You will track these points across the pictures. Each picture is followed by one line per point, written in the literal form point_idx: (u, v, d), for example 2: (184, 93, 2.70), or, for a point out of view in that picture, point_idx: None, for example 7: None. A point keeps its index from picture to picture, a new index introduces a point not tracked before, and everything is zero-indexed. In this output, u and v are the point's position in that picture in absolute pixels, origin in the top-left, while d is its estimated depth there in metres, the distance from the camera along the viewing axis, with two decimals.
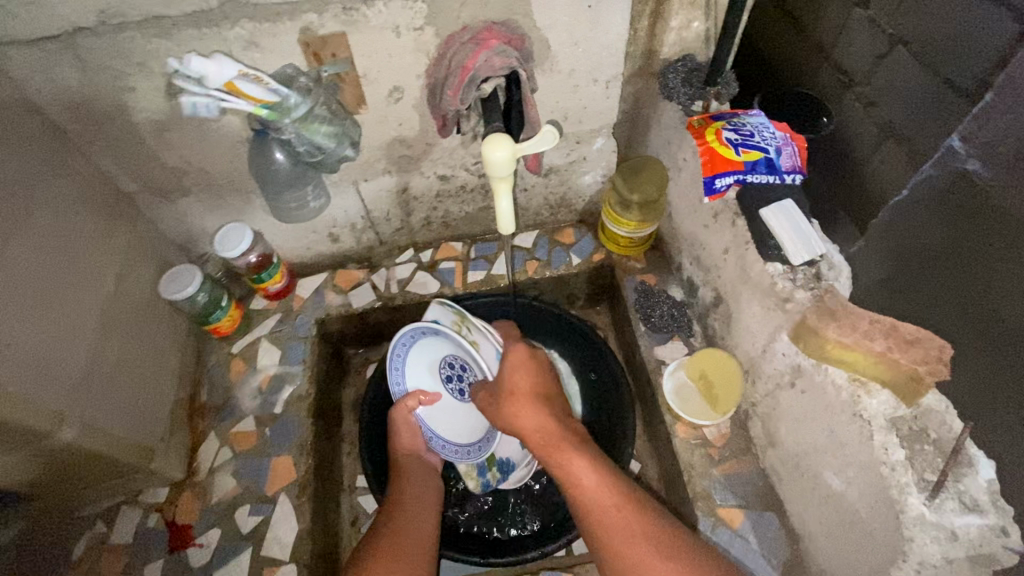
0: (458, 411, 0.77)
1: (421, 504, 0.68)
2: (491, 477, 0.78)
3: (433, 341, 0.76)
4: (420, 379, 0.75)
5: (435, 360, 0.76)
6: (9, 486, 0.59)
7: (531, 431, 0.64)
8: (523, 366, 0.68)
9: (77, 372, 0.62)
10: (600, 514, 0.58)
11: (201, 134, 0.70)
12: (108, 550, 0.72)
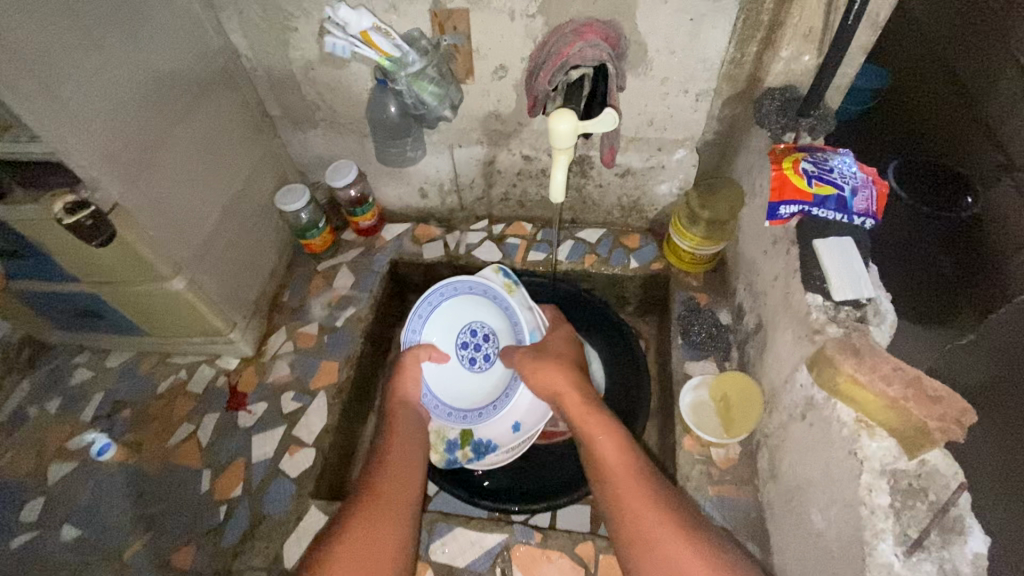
0: (461, 377, 0.84)
1: (410, 454, 0.69)
2: (460, 453, 0.81)
3: (464, 303, 0.84)
4: (437, 336, 0.83)
5: (457, 322, 0.84)
6: (132, 307, 0.77)
7: (567, 391, 0.73)
8: (564, 344, 0.81)
9: (197, 240, 0.77)
10: (620, 476, 0.62)
11: (337, 76, 0.83)
12: (183, 393, 0.87)
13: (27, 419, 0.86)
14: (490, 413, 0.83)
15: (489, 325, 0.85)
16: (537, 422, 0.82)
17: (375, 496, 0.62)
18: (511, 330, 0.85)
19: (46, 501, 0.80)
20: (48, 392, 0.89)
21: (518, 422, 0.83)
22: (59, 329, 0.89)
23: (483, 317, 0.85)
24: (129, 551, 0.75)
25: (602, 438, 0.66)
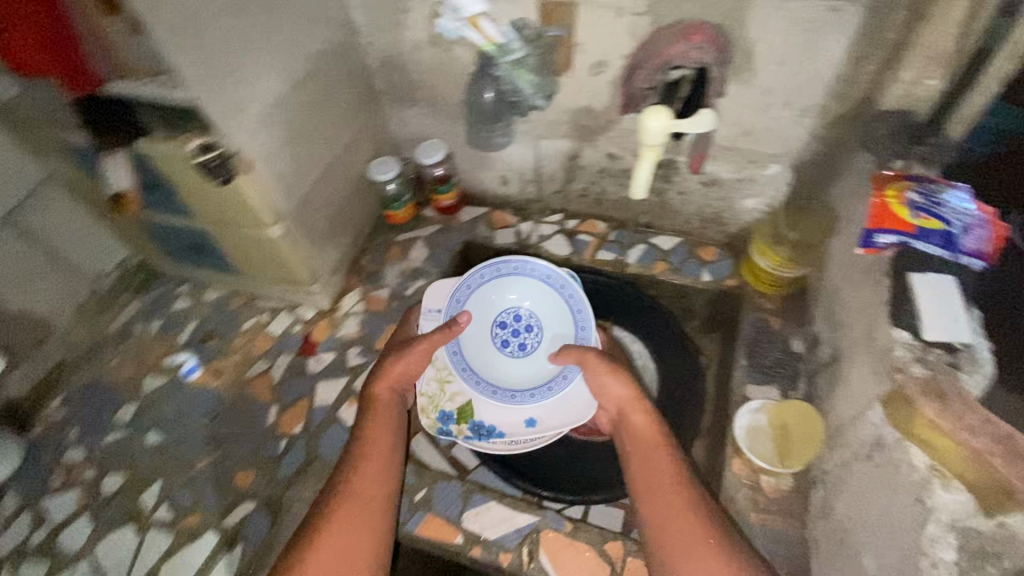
0: (490, 355, 0.85)
1: (387, 455, 0.68)
2: (456, 429, 0.80)
3: (516, 289, 0.85)
4: (478, 309, 0.85)
5: (502, 304, 0.85)
6: (235, 244, 0.86)
7: (630, 406, 0.71)
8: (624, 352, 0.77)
9: (298, 195, 0.84)
10: (675, 515, 0.61)
11: (441, 57, 0.87)
12: (263, 334, 0.96)
13: (135, 335, 0.98)
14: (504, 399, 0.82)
15: (535, 317, 0.86)
16: (551, 425, 0.80)
17: (348, 499, 0.64)
18: (556, 328, 0.85)
19: (138, 407, 0.90)
20: (152, 313, 1.00)
21: (532, 418, 0.81)
22: (169, 259, 1.00)
23: (531, 308, 0.86)
24: (199, 463, 0.83)
25: (660, 466, 0.65)
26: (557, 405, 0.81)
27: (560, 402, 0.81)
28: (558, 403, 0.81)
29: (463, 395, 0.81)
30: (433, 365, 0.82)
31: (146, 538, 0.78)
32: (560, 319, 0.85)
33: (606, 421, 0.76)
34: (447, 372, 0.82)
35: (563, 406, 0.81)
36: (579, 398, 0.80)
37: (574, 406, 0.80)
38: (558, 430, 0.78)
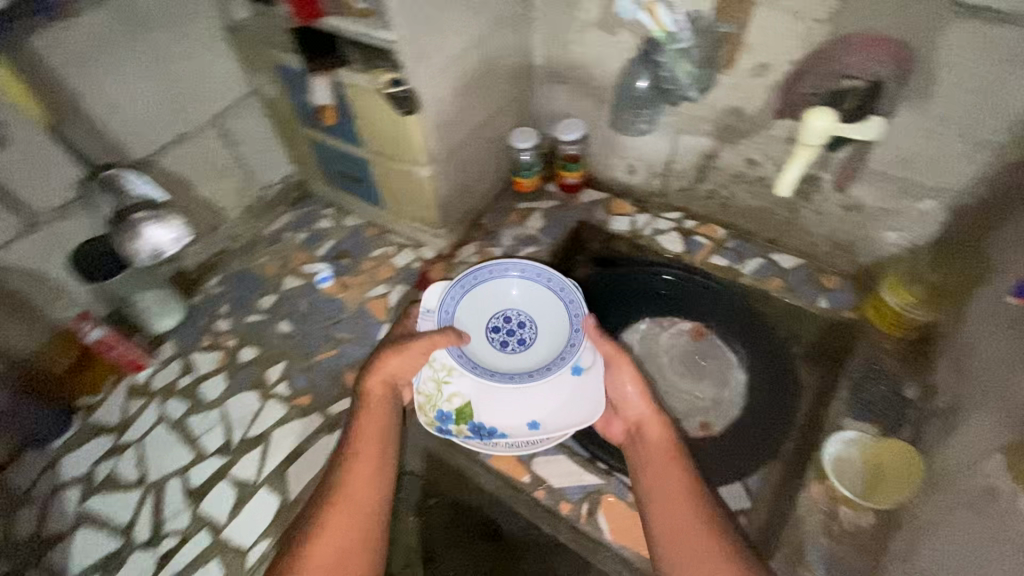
0: (487, 357, 0.87)
1: (376, 453, 0.71)
2: (455, 429, 0.81)
3: (507, 288, 0.90)
4: (471, 312, 0.88)
5: (494, 304, 0.89)
6: (388, 176, 0.97)
7: (649, 420, 0.74)
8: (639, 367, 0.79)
9: (451, 142, 0.93)
10: (684, 527, 0.64)
11: (605, 39, 0.92)
12: (387, 264, 1.07)
13: (283, 241, 1.13)
14: (505, 400, 0.84)
15: (527, 314, 0.89)
16: (555, 426, 0.80)
17: (344, 480, 0.68)
18: (549, 324, 0.88)
19: (276, 299, 1.04)
20: (299, 226, 1.15)
21: (535, 421, 0.82)
22: (324, 182, 1.14)
23: (524, 306, 0.89)
24: (317, 357, 0.95)
25: (671, 483, 0.68)
26: (562, 407, 0.82)
27: (567, 404, 0.82)
28: (551, 403, 0.83)
29: (462, 396, 0.83)
30: (430, 364, 0.84)
31: (265, 406, 0.90)
32: (554, 315, 0.88)
33: (621, 433, 0.79)
34: (444, 374, 0.84)
35: (568, 407, 0.82)
36: (587, 403, 0.81)
37: (577, 408, 0.81)
38: (563, 431, 0.79)
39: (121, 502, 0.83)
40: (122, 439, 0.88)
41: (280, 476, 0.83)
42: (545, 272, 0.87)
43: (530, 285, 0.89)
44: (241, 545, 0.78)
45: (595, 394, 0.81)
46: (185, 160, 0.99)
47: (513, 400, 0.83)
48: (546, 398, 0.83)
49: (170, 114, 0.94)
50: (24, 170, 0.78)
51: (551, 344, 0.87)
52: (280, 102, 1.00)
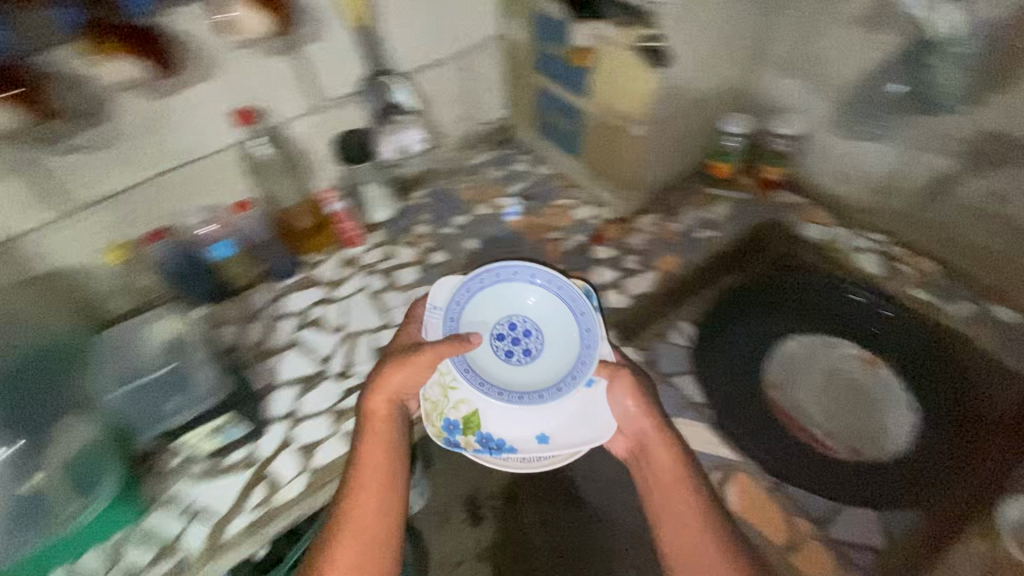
0: (491, 366, 0.88)
1: (383, 481, 0.79)
2: (462, 441, 0.82)
3: (521, 294, 0.89)
4: (479, 318, 0.89)
5: (504, 310, 0.89)
6: (598, 131, 1.04)
7: (653, 441, 0.80)
8: (638, 395, 0.81)
9: (670, 113, 0.97)
10: (698, 549, 0.74)
11: (864, 37, 0.90)
12: (566, 213, 1.12)
13: (480, 173, 1.24)
14: (512, 412, 0.84)
15: (534, 322, 0.89)
16: (564, 437, 0.82)
17: (360, 502, 0.78)
18: (556, 333, 0.88)
19: (470, 220, 1.16)
20: (498, 164, 1.25)
21: (543, 435, 0.83)
22: (532, 129, 1.23)
23: (534, 315, 0.89)
24: None
25: (678, 506, 0.77)
26: (570, 423, 0.83)
27: (577, 418, 0.83)
28: (550, 415, 0.83)
29: (468, 404, 0.84)
30: (438, 370, 0.86)
31: None
32: (561, 324, 0.88)
33: (624, 448, 0.85)
34: (449, 379, 0.86)
35: (574, 425, 0.82)
36: (601, 420, 0.82)
37: (584, 425, 0.82)
38: (572, 449, 0.80)
39: (323, 341, 0.99)
40: (332, 293, 1.05)
41: None
42: (552, 276, 0.86)
43: (546, 295, 0.88)
44: None
45: (602, 407, 0.83)
46: (433, 82, 1.12)
47: (523, 415, 0.84)
48: (556, 412, 0.84)
49: (433, 38, 1.05)
50: (327, 59, 0.96)
51: (557, 357, 0.87)
52: (523, 46, 1.10)
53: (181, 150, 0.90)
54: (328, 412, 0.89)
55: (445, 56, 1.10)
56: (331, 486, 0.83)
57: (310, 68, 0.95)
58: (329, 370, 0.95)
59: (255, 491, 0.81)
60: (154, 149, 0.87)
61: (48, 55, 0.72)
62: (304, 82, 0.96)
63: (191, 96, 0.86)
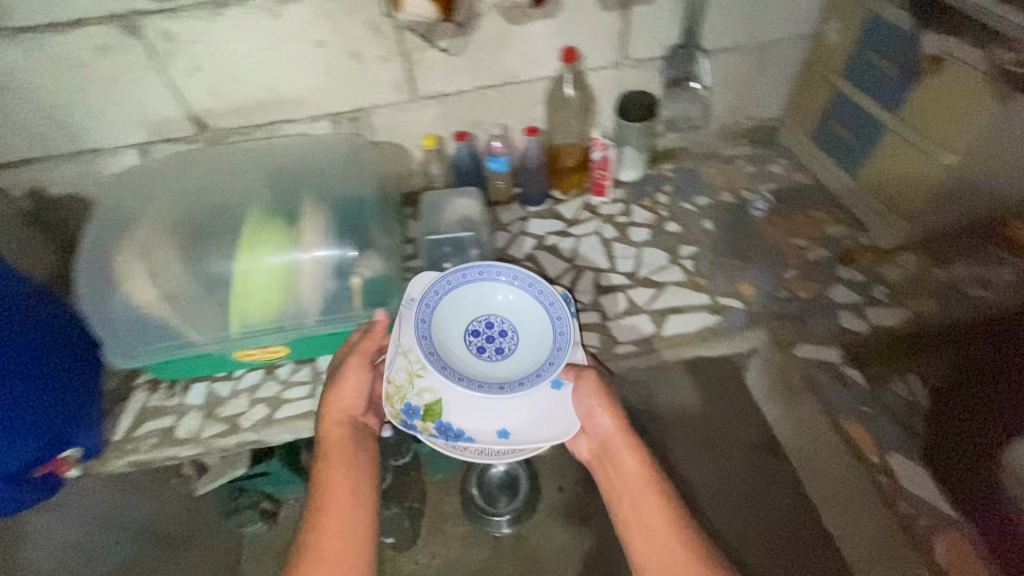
0: (461, 357, 0.86)
1: (344, 496, 0.73)
2: (421, 424, 0.81)
3: (495, 290, 0.89)
4: (453, 313, 0.88)
5: (479, 307, 0.89)
6: (896, 151, 1.03)
7: (615, 442, 0.79)
8: (597, 394, 0.79)
9: (998, 146, 0.91)
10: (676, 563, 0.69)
11: None
12: (819, 225, 1.09)
13: (731, 164, 1.25)
14: (473, 403, 0.83)
15: (510, 322, 0.89)
16: (529, 433, 0.81)
17: (322, 514, 0.72)
18: (530, 337, 0.88)
19: (710, 203, 1.17)
20: (753, 160, 1.25)
21: (505, 430, 0.82)
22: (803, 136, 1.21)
23: (509, 313, 0.89)
24: (726, 258, 1.06)
25: (649, 514, 0.73)
26: (535, 421, 0.83)
27: (541, 421, 0.83)
28: (517, 410, 0.83)
29: (433, 393, 0.84)
30: (406, 356, 0.85)
31: (670, 266, 1.05)
32: (537, 326, 0.88)
33: (588, 451, 0.84)
34: (417, 367, 0.85)
35: (535, 424, 0.82)
36: (566, 420, 0.82)
37: (547, 423, 0.82)
38: (535, 444, 0.80)
39: (553, 264, 1.08)
40: (569, 229, 1.15)
41: (662, 317, 0.96)
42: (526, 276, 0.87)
43: (520, 293, 0.88)
44: (617, 337, 0.95)
45: (568, 410, 0.83)
46: (727, 67, 1.14)
47: (486, 409, 0.83)
48: (517, 409, 0.84)
49: (747, 26, 1.08)
50: (652, 22, 1.04)
51: (529, 357, 0.87)
52: (834, 50, 1.08)
53: (506, 72, 1.06)
54: None
55: (751, 47, 1.11)
56: None
57: (629, 27, 1.04)
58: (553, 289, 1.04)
59: None
60: (490, 66, 1.05)
61: None
62: (622, 39, 1.06)
63: (535, 28, 1.01)
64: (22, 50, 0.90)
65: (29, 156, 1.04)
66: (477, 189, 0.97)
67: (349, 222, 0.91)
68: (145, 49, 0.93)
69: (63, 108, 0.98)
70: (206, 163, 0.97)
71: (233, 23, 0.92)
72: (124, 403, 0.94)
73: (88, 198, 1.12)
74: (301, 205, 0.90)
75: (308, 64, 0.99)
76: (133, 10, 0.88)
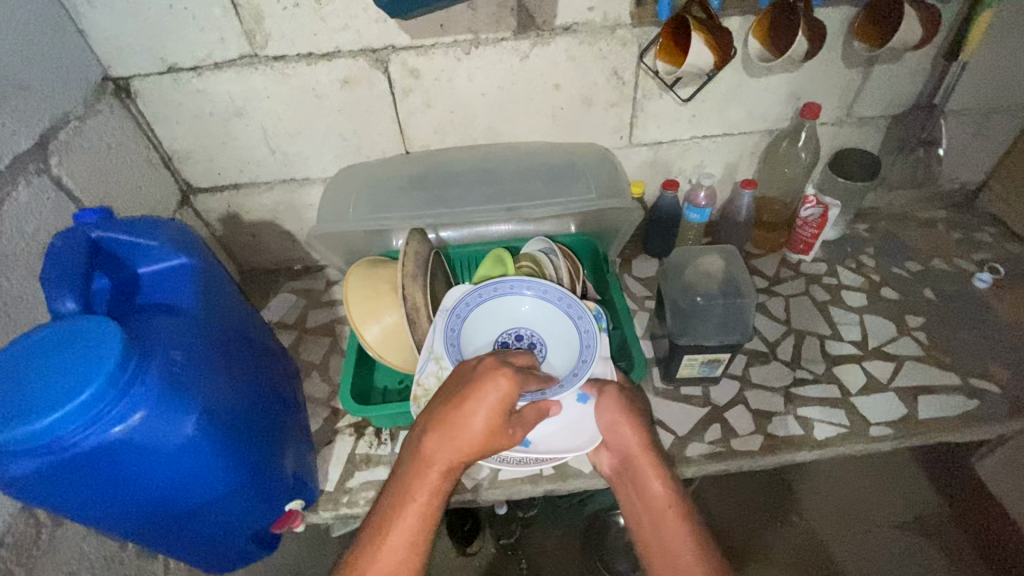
0: None
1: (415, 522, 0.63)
2: None
3: (519, 304, 0.80)
4: (479, 329, 0.80)
5: (506, 321, 0.80)
6: None
7: (641, 459, 0.73)
8: (614, 402, 0.74)
9: None
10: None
11: None
12: None
13: (934, 229, 1.18)
14: None
15: (539, 334, 0.80)
16: (546, 450, 0.73)
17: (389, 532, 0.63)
18: (558, 348, 0.79)
19: (923, 270, 1.10)
20: (956, 226, 1.18)
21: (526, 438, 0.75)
22: (1016, 204, 1.14)
23: (535, 324, 0.80)
24: (961, 333, 0.98)
25: (670, 538, 0.68)
26: (556, 429, 0.75)
27: (560, 429, 0.75)
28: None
29: None
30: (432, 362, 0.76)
31: (901, 337, 0.98)
32: (564, 337, 0.78)
33: (608, 464, 0.77)
34: None
35: (557, 432, 0.75)
36: (587, 431, 0.74)
37: (571, 434, 0.75)
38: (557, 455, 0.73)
39: (769, 326, 1.01)
40: (773, 287, 1.08)
41: (913, 397, 0.89)
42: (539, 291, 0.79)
43: (544, 306, 0.78)
44: (869, 417, 0.87)
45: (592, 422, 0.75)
46: (949, 130, 1.09)
47: None
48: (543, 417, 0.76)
49: (983, 90, 1.03)
50: (893, 81, 0.99)
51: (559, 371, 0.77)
52: None
53: (729, 123, 1.02)
54: (780, 391, 0.91)
55: (979, 111, 1.06)
56: (786, 458, 0.85)
57: (865, 84, 0.99)
58: (777, 354, 0.96)
59: (712, 429, 0.87)
60: (716, 117, 1.01)
61: (728, 17, 0.86)
62: (856, 96, 1.01)
63: (775, 82, 0.96)
64: (269, 78, 0.88)
65: (237, 180, 1.01)
66: (732, 248, 0.93)
67: (552, 179, 0.98)
68: (387, 83, 0.90)
69: (286, 136, 0.96)
70: (417, 192, 0.97)
71: (481, 62, 0.89)
72: (330, 448, 0.88)
73: (278, 225, 1.10)
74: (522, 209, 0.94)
75: (538, 106, 0.96)
76: (390, 45, 0.86)
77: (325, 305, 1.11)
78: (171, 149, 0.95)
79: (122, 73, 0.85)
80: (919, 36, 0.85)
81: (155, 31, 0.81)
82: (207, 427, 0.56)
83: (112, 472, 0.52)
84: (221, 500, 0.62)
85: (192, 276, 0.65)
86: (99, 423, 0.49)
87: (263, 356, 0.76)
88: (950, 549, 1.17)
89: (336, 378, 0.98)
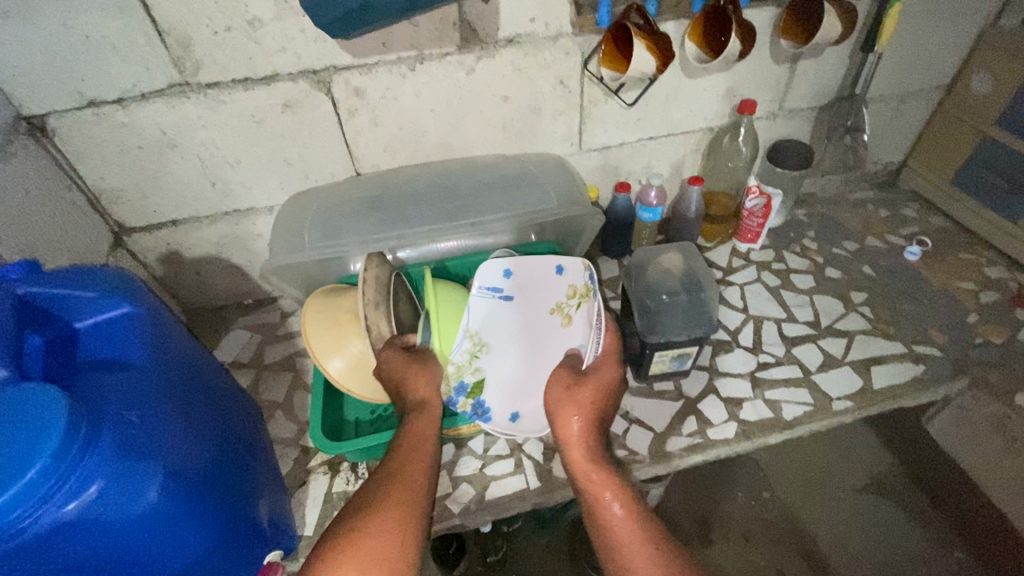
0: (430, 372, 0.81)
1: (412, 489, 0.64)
2: (460, 401, 0.78)
3: None
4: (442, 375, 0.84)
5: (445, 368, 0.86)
6: None
7: (577, 443, 0.70)
8: (560, 387, 0.74)
9: None
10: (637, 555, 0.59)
11: None
12: (979, 268, 1.11)
13: (865, 209, 1.26)
14: (512, 382, 0.80)
15: None
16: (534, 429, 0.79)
17: (385, 503, 0.61)
18: None
19: (860, 247, 1.17)
20: (884, 205, 1.27)
21: (516, 412, 0.80)
22: (932, 180, 1.24)
23: None
24: (901, 304, 1.05)
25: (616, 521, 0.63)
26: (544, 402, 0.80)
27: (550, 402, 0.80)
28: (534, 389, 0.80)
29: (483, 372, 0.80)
30: (471, 338, 0.80)
31: (849, 313, 1.04)
32: None
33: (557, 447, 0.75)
34: (479, 347, 0.80)
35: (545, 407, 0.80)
36: None
37: None
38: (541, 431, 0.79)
39: (729, 315, 1.05)
40: (728, 277, 1.12)
41: (866, 368, 0.95)
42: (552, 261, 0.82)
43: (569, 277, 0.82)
44: (830, 393, 0.91)
45: None
46: (868, 116, 1.17)
47: (518, 385, 0.80)
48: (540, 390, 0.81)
49: (894, 78, 1.11)
50: (818, 74, 1.06)
51: None
52: (982, 100, 1.10)
53: (673, 123, 1.05)
54: (746, 377, 0.94)
55: (893, 96, 1.15)
56: (760, 441, 0.88)
57: (794, 78, 1.05)
58: (740, 341, 1.00)
59: (688, 422, 0.89)
60: (661, 118, 1.04)
61: (664, 21, 0.89)
62: (786, 90, 1.07)
63: (712, 81, 1.00)
64: (203, 106, 0.83)
65: (175, 216, 0.95)
66: (688, 244, 0.98)
67: (512, 190, 0.98)
68: (331, 103, 0.87)
69: (228, 165, 0.91)
70: (371, 213, 0.94)
71: (427, 77, 0.88)
72: (306, 489, 0.84)
73: (224, 259, 1.04)
74: (483, 223, 0.94)
75: (488, 117, 0.96)
76: (331, 65, 0.83)
77: (282, 339, 1.06)
78: (98, 189, 0.88)
79: (36, 111, 0.78)
80: (839, 32, 0.91)
81: (70, 64, 0.75)
82: (173, 490, 0.52)
83: (66, 555, 0.47)
84: (192, 567, 0.57)
85: (138, 327, 0.60)
86: (48, 501, 0.44)
87: (226, 402, 0.72)
88: (911, 507, 1.23)
89: (303, 415, 0.94)
